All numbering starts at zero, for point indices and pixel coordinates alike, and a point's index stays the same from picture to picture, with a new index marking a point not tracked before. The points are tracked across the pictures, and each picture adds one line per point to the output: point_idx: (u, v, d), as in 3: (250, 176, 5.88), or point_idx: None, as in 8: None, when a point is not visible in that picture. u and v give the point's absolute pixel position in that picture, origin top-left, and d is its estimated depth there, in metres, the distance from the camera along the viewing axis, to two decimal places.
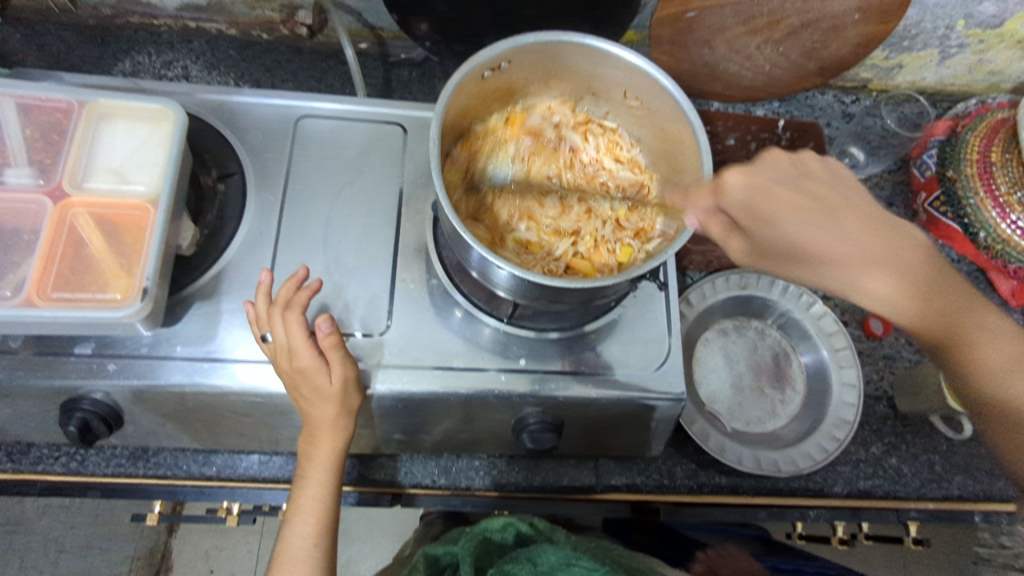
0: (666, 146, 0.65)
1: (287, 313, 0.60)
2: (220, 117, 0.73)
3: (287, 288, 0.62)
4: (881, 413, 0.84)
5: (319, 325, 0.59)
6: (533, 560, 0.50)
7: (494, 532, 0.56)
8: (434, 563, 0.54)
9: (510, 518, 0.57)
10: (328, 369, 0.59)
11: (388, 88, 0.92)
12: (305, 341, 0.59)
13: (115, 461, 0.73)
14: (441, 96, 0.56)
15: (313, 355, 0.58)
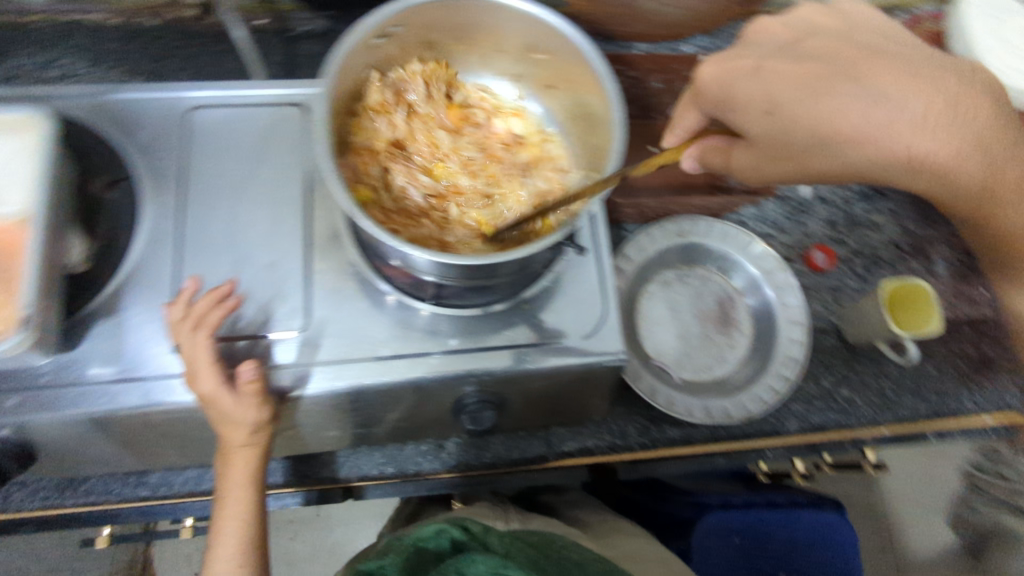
0: (577, 102, 0.62)
1: (195, 333, 0.57)
2: (101, 118, 0.68)
3: (204, 303, 0.59)
4: (829, 345, 0.83)
5: (243, 371, 0.56)
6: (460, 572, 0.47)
7: (428, 540, 0.53)
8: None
9: (444, 523, 0.54)
10: (237, 399, 0.56)
11: (293, 66, 0.87)
12: (208, 366, 0.56)
13: (43, 493, 0.70)
14: (324, 72, 0.52)
15: (218, 383, 0.56)
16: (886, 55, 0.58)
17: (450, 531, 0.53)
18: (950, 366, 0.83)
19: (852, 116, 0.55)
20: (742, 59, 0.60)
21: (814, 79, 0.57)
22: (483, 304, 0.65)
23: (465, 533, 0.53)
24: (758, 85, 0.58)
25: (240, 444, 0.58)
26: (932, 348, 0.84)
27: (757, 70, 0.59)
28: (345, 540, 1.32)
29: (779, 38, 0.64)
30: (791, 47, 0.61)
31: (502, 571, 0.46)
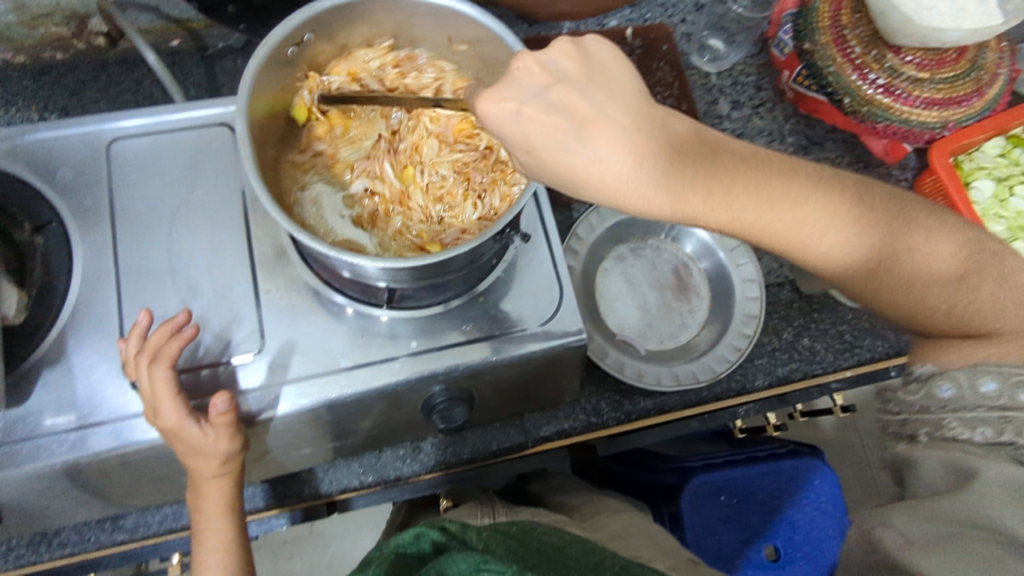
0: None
1: (153, 367, 0.55)
2: (18, 161, 0.65)
3: (160, 335, 0.57)
4: (785, 298, 0.86)
5: (213, 405, 0.54)
6: None
7: (408, 547, 0.53)
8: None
9: (421, 528, 0.53)
10: (205, 430, 0.55)
11: (215, 84, 0.85)
12: (171, 398, 0.55)
13: (15, 553, 0.68)
14: (241, 89, 0.50)
15: (182, 415, 0.54)
16: (618, 116, 0.46)
17: (427, 535, 0.52)
18: None
19: (602, 175, 0.46)
20: (503, 101, 0.45)
21: (588, 127, 0.46)
22: (439, 301, 0.65)
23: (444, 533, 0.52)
24: (598, 150, 0.45)
25: (214, 475, 0.58)
26: None
27: (540, 100, 0.45)
28: (341, 554, 1.31)
29: (535, 80, 0.46)
30: (540, 94, 0.46)
31: (483, 566, 0.45)
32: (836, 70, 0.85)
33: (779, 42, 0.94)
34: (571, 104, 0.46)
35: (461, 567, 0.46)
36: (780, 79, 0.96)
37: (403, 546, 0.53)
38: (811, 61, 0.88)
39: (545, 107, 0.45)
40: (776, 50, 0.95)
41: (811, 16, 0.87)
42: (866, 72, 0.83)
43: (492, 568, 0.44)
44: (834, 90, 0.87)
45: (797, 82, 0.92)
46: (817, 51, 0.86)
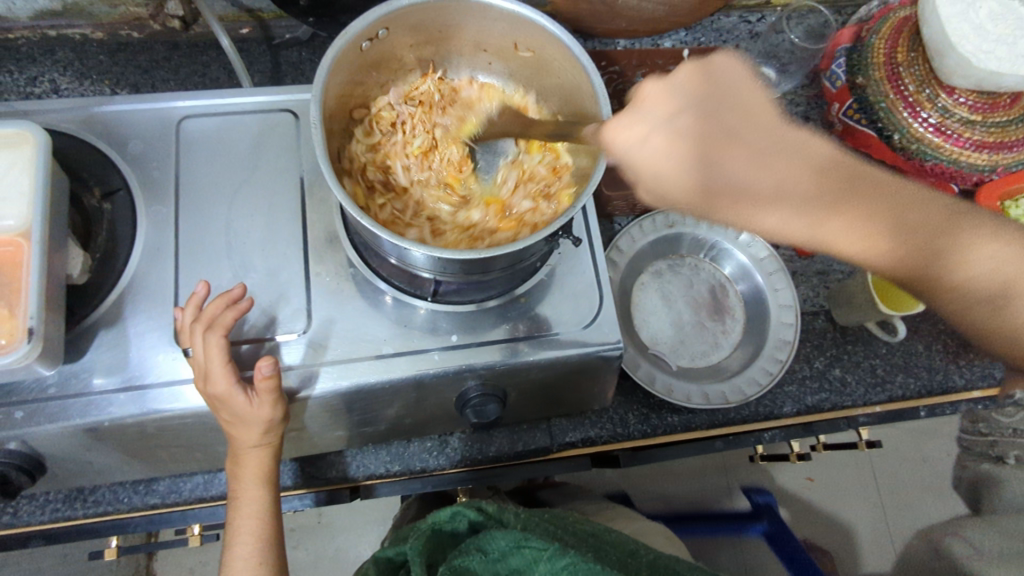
0: (565, 98, 0.62)
1: (208, 334, 0.57)
2: (93, 130, 0.68)
3: (217, 305, 0.59)
4: (820, 328, 0.85)
5: (259, 369, 0.56)
6: (485, 547, 0.53)
7: (444, 524, 0.58)
8: (387, 563, 0.59)
9: (456, 507, 0.58)
10: (253, 400, 0.57)
11: (278, 74, 0.88)
12: (222, 366, 0.57)
13: (51, 506, 0.70)
14: (317, 77, 0.52)
15: (231, 383, 0.56)
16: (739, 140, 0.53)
17: (464, 514, 0.57)
18: (937, 342, 0.85)
19: (732, 184, 0.53)
20: (634, 126, 0.51)
21: (721, 149, 0.52)
22: (477, 300, 0.66)
23: (481, 515, 0.57)
24: (726, 167, 0.52)
25: (254, 445, 0.59)
26: (919, 326, 0.86)
27: (670, 127, 0.52)
28: (348, 544, 1.32)
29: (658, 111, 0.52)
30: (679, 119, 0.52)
31: (524, 543, 0.52)
32: (887, 106, 0.86)
33: (832, 75, 0.94)
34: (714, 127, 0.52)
35: (502, 542, 0.53)
36: (831, 111, 0.97)
37: (439, 523, 0.58)
38: (862, 96, 0.89)
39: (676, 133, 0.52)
40: (828, 83, 0.96)
41: (865, 52, 0.88)
42: (918, 110, 0.83)
43: (534, 545, 0.52)
44: (884, 126, 0.87)
45: (847, 115, 0.93)
46: (869, 87, 0.87)
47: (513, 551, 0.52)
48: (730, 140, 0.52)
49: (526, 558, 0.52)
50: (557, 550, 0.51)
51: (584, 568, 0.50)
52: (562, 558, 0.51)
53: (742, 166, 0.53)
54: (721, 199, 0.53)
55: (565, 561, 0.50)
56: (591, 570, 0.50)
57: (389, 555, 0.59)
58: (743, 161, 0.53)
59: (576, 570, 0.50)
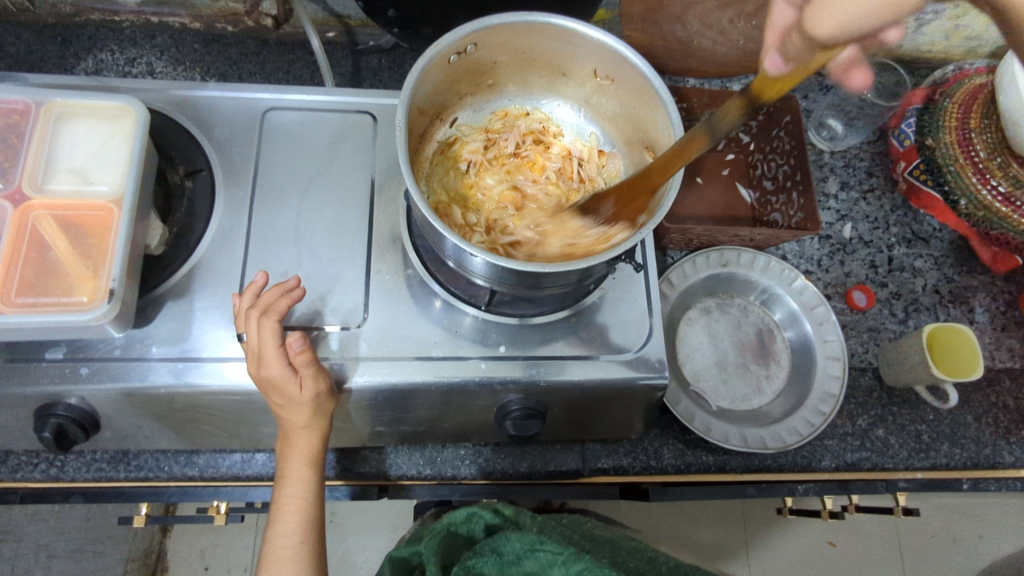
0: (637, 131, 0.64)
1: (263, 317, 0.59)
2: (184, 112, 0.71)
3: (272, 294, 0.61)
4: (866, 385, 0.84)
5: (290, 343, 0.58)
6: (498, 548, 0.52)
7: (460, 526, 0.59)
8: (401, 563, 0.60)
9: (472, 509, 0.59)
10: (300, 380, 0.58)
11: (358, 77, 0.91)
12: (276, 349, 0.58)
13: (96, 465, 0.73)
14: (406, 81, 0.54)
15: (284, 366, 0.58)
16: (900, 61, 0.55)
17: (480, 515, 0.58)
18: (988, 415, 0.83)
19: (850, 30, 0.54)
20: None
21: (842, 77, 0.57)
22: (522, 315, 0.67)
23: (497, 516, 0.58)
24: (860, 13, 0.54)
25: (301, 427, 0.61)
26: (970, 396, 0.84)
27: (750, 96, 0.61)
28: (356, 548, 1.31)
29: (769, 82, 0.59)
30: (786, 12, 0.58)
31: (540, 546, 0.50)
32: (955, 169, 0.84)
33: (900, 134, 0.94)
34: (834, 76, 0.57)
35: (517, 545, 0.51)
36: (895, 168, 0.96)
37: (455, 525, 0.59)
38: (931, 156, 0.88)
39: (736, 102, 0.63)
40: (895, 141, 0.96)
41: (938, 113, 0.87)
42: (988, 178, 0.81)
43: (548, 548, 0.49)
44: (951, 189, 0.86)
45: (912, 175, 0.92)
46: (940, 149, 0.86)
47: (528, 555, 0.50)
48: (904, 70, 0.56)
49: (540, 562, 0.49)
50: (573, 554, 0.49)
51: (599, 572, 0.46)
52: (577, 562, 0.48)
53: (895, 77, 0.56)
54: None
55: (580, 565, 0.47)
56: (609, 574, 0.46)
57: (404, 555, 0.60)
58: None
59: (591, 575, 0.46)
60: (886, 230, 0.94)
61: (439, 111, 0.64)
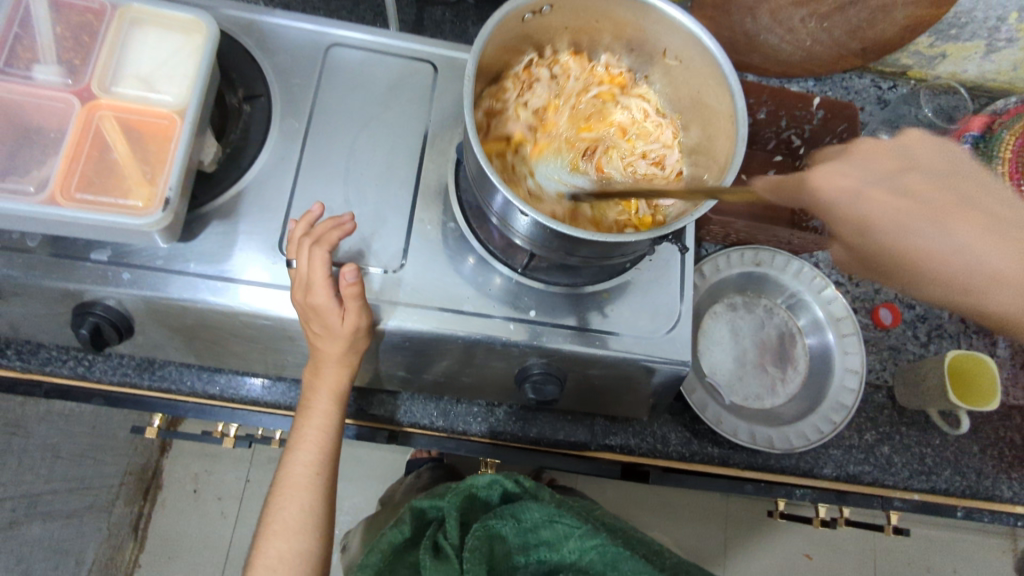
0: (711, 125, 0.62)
1: (315, 247, 0.59)
2: (249, 36, 0.72)
3: (326, 226, 0.61)
4: (879, 402, 0.85)
5: (345, 274, 0.58)
6: (518, 514, 0.60)
7: (480, 489, 0.63)
8: (419, 514, 0.64)
9: (496, 476, 0.63)
10: (343, 312, 0.59)
11: (419, 28, 0.91)
12: (324, 280, 0.59)
13: (121, 370, 0.74)
14: (482, 32, 0.54)
15: (330, 296, 0.59)
16: (983, 210, 0.58)
17: (502, 484, 0.63)
18: (993, 448, 0.83)
19: (952, 257, 0.57)
20: (843, 175, 0.59)
21: (953, 220, 0.58)
22: (548, 281, 0.68)
23: (517, 487, 0.64)
24: (951, 236, 0.57)
25: (334, 360, 0.62)
26: (979, 427, 0.84)
27: (889, 185, 0.58)
28: (345, 493, 1.34)
29: (877, 165, 0.60)
30: (893, 179, 0.59)
31: (557, 519, 0.61)
32: None
33: None
34: (924, 188, 0.58)
35: (536, 515, 0.60)
36: None
37: (477, 488, 0.63)
38: None
39: (892, 190, 0.58)
40: None
41: (994, 144, 0.86)
42: None
43: (566, 522, 0.60)
44: None
45: None
46: None
47: (545, 525, 0.61)
48: (967, 208, 0.58)
49: (557, 533, 0.60)
50: (588, 530, 0.60)
51: (612, 550, 0.59)
52: (592, 539, 0.59)
53: (973, 235, 0.57)
54: (932, 220, 0.58)
55: (594, 542, 0.59)
56: (618, 553, 0.59)
57: (423, 507, 0.64)
58: (957, 239, 0.57)
59: (604, 551, 0.59)
60: None
61: (500, 67, 0.64)
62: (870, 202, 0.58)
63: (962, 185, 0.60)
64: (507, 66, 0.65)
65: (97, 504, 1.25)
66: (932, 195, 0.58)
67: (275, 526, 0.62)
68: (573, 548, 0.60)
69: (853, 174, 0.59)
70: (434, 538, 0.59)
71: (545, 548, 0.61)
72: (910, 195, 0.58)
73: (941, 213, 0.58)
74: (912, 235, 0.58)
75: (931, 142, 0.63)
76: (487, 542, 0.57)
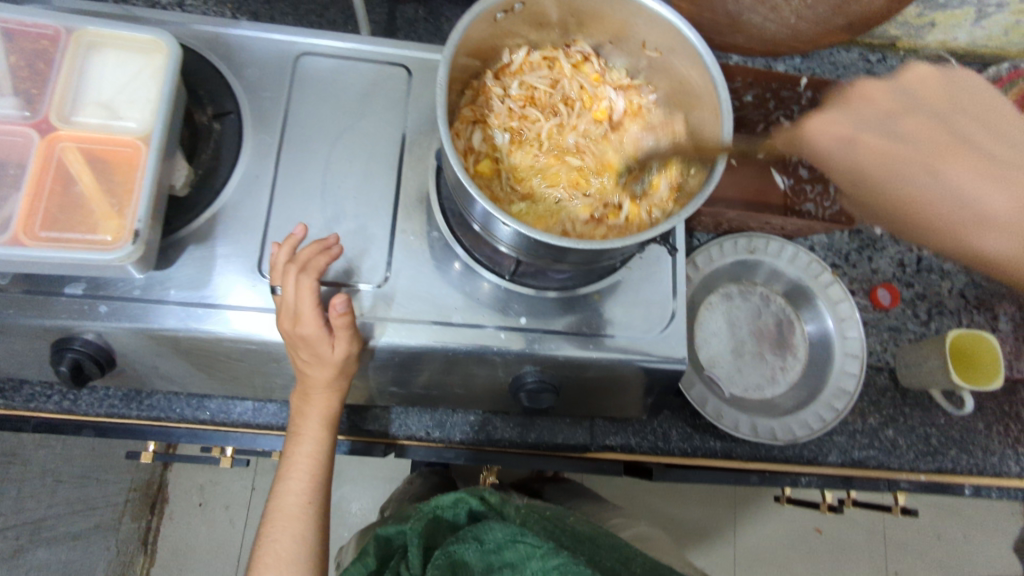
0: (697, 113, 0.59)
1: (301, 275, 0.58)
2: (215, 50, 0.69)
3: (310, 250, 0.59)
4: (881, 384, 0.83)
5: (335, 304, 0.56)
6: (479, 536, 0.57)
7: (445, 510, 0.63)
8: (386, 542, 0.63)
9: (460, 495, 0.63)
10: (333, 341, 0.58)
11: (392, 27, 0.89)
12: (313, 309, 0.57)
13: (109, 401, 0.73)
14: (452, 36, 0.52)
15: (320, 326, 0.57)
16: (971, 144, 0.56)
17: (467, 502, 0.63)
18: (999, 424, 0.82)
19: (959, 211, 0.55)
20: (833, 126, 0.58)
21: (948, 158, 0.56)
22: (537, 288, 0.66)
23: (482, 504, 0.63)
24: (948, 172, 0.55)
25: (324, 386, 0.61)
26: (983, 403, 0.83)
27: (884, 130, 0.58)
28: (352, 496, 1.33)
29: (876, 110, 0.59)
30: (883, 122, 0.58)
31: (519, 538, 0.56)
32: None
33: None
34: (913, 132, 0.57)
35: (498, 535, 0.57)
36: None
37: (442, 509, 0.63)
38: None
39: (886, 136, 0.57)
40: None
41: None
42: None
43: (528, 541, 0.55)
44: None
45: None
46: None
47: (508, 545, 0.56)
48: (961, 146, 0.56)
49: (520, 553, 0.55)
50: (550, 548, 0.54)
51: (571, 568, 0.52)
52: (554, 557, 0.54)
53: (965, 176, 0.55)
54: (929, 163, 0.56)
55: (556, 561, 0.53)
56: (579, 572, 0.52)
57: (388, 534, 0.63)
58: (943, 184, 0.55)
59: (564, 570, 0.52)
60: None
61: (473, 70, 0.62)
62: (866, 147, 0.57)
63: (948, 110, 0.59)
64: (479, 69, 0.62)
65: (103, 524, 1.25)
66: (911, 146, 0.57)
67: (267, 559, 0.60)
68: (537, 569, 0.54)
69: (836, 122, 0.58)
70: (395, 569, 0.57)
71: (510, 571, 0.55)
72: (905, 139, 0.57)
73: (914, 139, 0.57)
74: (916, 186, 0.56)
75: (945, 76, 0.61)
76: (448, 567, 0.53)
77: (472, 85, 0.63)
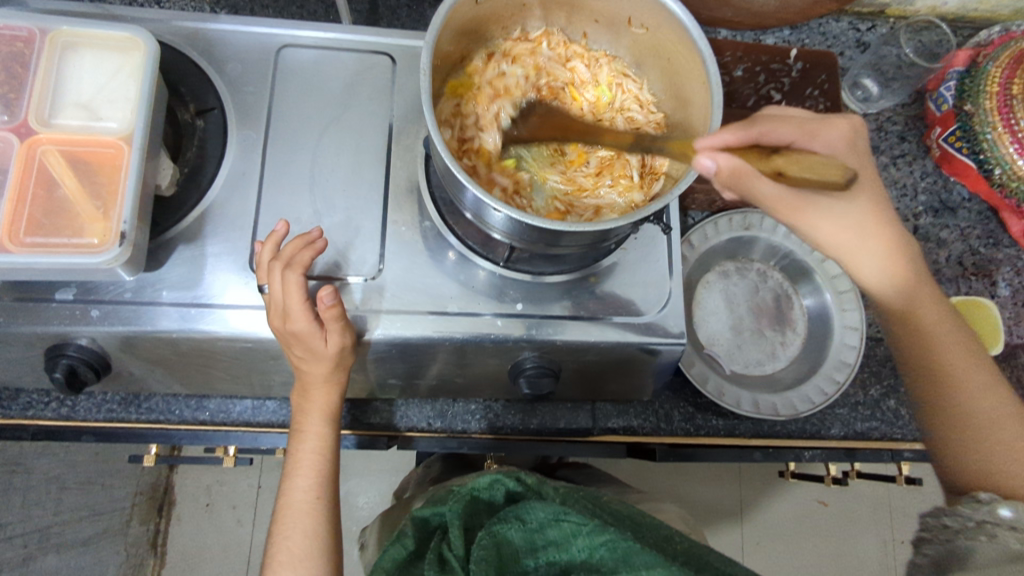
0: (685, 92, 0.59)
1: (286, 272, 0.57)
2: (195, 47, 0.68)
3: (294, 245, 0.58)
4: (881, 355, 0.83)
5: (321, 298, 0.56)
6: (521, 517, 0.54)
7: (482, 491, 0.58)
8: (423, 524, 0.59)
9: (497, 476, 0.58)
10: (326, 335, 0.58)
11: (374, 16, 0.87)
12: (301, 305, 0.57)
13: (106, 406, 0.73)
14: (433, 20, 0.51)
15: (311, 321, 0.56)
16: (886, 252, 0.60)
17: (504, 484, 0.58)
18: None
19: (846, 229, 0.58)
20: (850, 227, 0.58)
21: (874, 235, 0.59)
22: (534, 274, 0.65)
23: (520, 485, 0.58)
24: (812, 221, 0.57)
25: (321, 380, 0.61)
26: None
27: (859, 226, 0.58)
28: (358, 490, 1.33)
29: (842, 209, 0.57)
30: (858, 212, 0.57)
31: (563, 517, 0.54)
32: (992, 138, 0.81)
33: (939, 97, 0.89)
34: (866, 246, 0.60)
35: (541, 514, 0.54)
36: (930, 134, 0.91)
37: (477, 490, 0.58)
38: (967, 122, 0.84)
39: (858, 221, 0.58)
40: (933, 104, 0.91)
41: (980, 78, 0.82)
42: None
43: (573, 519, 0.53)
44: (986, 158, 0.83)
45: (947, 141, 0.88)
46: (977, 115, 0.82)
47: (552, 523, 0.54)
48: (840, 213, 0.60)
49: (564, 532, 0.54)
50: (597, 525, 0.53)
51: (623, 547, 0.51)
52: (601, 534, 0.52)
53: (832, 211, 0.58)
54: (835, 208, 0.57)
55: (604, 538, 0.52)
56: (628, 547, 0.51)
57: (425, 516, 0.59)
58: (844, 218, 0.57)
59: (614, 547, 0.52)
60: (915, 198, 0.91)
61: (458, 56, 0.61)
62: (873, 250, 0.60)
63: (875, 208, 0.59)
64: (464, 52, 0.61)
65: (111, 528, 1.25)
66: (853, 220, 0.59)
67: (280, 557, 0.60)
68: (583, 546, 0.53)
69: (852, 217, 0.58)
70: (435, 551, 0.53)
71: (554, 549, 0.54)
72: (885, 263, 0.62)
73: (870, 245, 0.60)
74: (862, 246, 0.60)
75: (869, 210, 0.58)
76: (493, 551, 0.51)
77: (455, 70, 0.62)
